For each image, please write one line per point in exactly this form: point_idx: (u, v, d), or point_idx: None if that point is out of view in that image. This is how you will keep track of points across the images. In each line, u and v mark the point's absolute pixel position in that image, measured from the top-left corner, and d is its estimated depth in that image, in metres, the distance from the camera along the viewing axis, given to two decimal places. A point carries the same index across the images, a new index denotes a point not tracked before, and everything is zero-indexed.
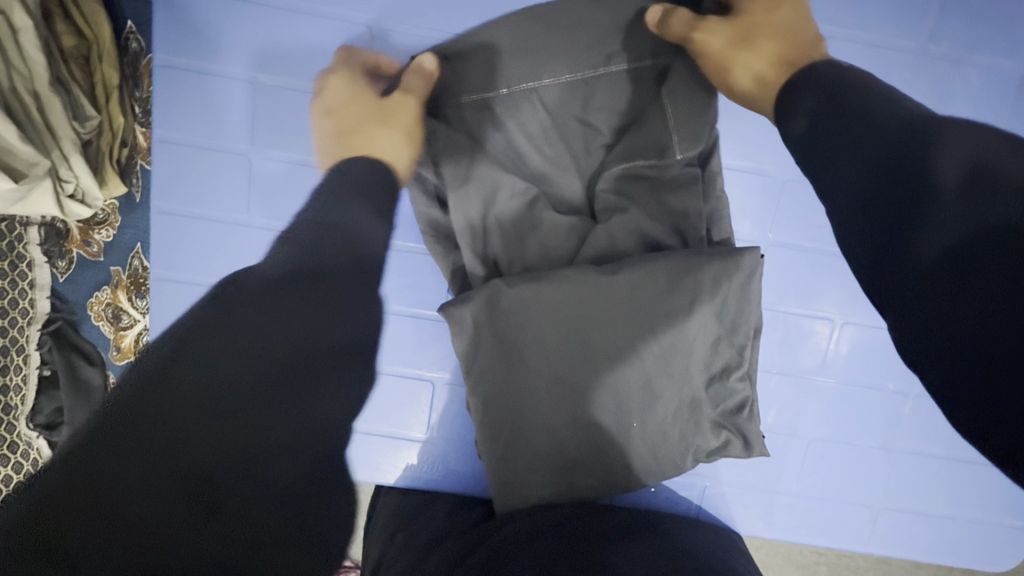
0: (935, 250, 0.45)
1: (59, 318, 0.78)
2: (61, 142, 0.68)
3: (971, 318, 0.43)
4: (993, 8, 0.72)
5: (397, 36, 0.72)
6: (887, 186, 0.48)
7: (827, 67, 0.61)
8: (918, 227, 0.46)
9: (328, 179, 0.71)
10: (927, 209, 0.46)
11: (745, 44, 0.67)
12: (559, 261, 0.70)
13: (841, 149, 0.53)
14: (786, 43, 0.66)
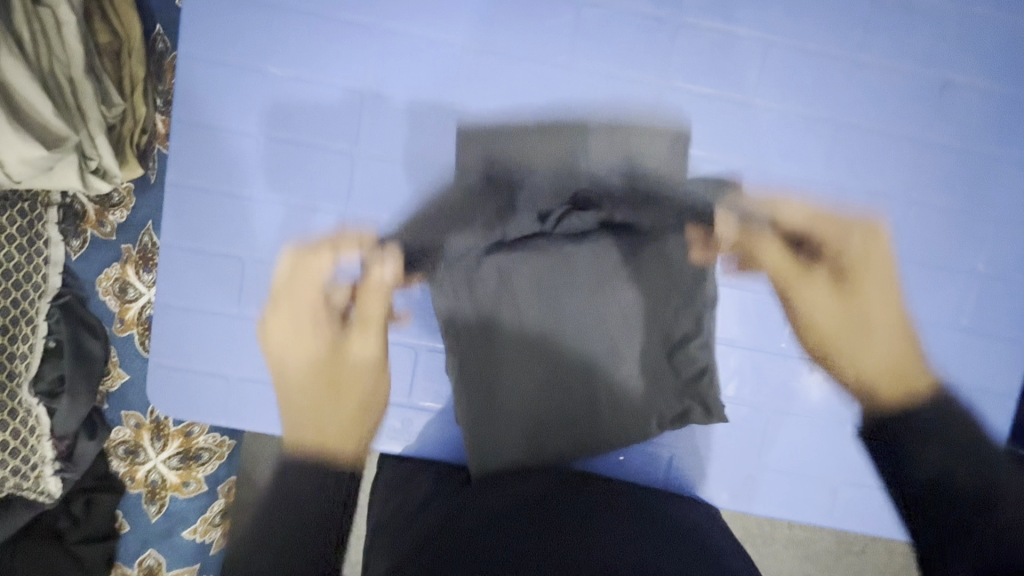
0: (922, 481, 0.58)
1: (69, 295, 0.83)
2: (89, 124, 0.71)
3: (955, 534, 0.55)
4: (1014, 20, 0.67)
5: (404, 29, 0.67)
6: (890, 440, 0.61)
7: (940, 404, 0.62)
8: (910, 462, 0.59)
9: (305, 158, 0.68)
10: (913, 467, 0.58)
11: (860, 311, 0.68)
12: (535, 230, 0.68)
13: (883, 420, 0.63)
14: (873, 327, 0.69)
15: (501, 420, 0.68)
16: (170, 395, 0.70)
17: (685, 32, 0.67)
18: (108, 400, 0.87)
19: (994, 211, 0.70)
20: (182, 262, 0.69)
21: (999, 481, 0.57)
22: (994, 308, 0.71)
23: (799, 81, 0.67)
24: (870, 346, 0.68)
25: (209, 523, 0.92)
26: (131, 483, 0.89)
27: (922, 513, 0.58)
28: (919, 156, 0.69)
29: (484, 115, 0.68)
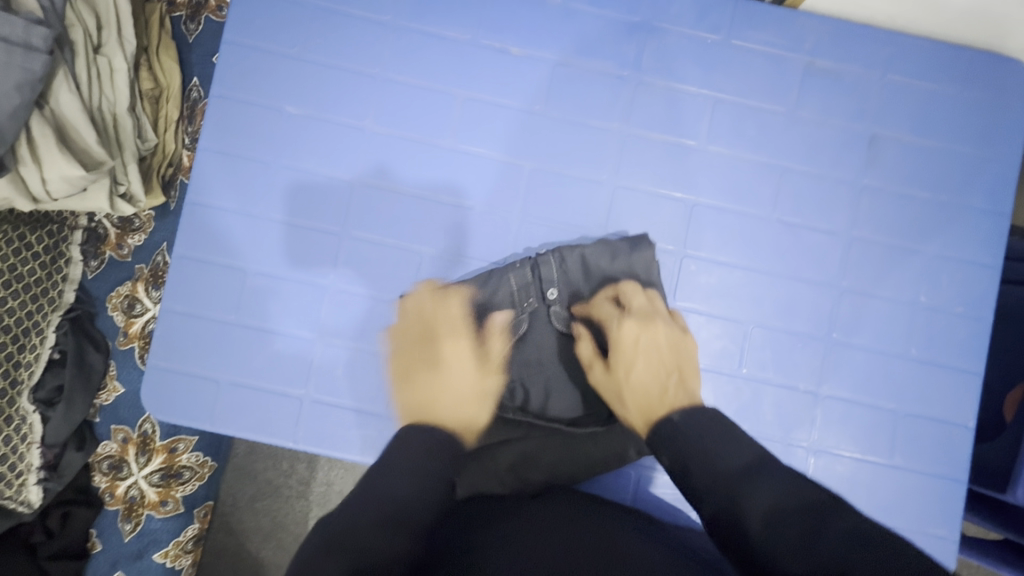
0: (741, 460, 0.51)
1: (80, 310, 0.89)
2: (124, 153, 0.82)
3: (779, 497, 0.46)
4: (925, 87, 0.78)
5: (402, 78, 0.78)
6: (706, 433, 0.55)
7: (684, 419, 0.57)
8: (729, 452, 0.52)
9: (308, 184, 0.77)
10: (728, 442, 0.53)
11: (619, 401, 0.67)
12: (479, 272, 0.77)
13: (699, 426, 0.56)
14: (646, 394, 0.63)
15: (488, 463, 0.70)
16: (163, 400, 0.74)
17: (642, 89, 0.78)
18: (100, 413, 0.90)
19: (929, 250, 0.77)
20: (193, 272, 0.76)
21: (691, 457, 0.52)
22: (938, 340, 0.76)
23: (744, 133, 0.78)
24: (632, 394, 0.65)
25: (180, 548, 0.92)
26: (109, 499, 0.89)
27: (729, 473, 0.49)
28: (856, 200, 0.77)
29: (467, 151, 0.78)
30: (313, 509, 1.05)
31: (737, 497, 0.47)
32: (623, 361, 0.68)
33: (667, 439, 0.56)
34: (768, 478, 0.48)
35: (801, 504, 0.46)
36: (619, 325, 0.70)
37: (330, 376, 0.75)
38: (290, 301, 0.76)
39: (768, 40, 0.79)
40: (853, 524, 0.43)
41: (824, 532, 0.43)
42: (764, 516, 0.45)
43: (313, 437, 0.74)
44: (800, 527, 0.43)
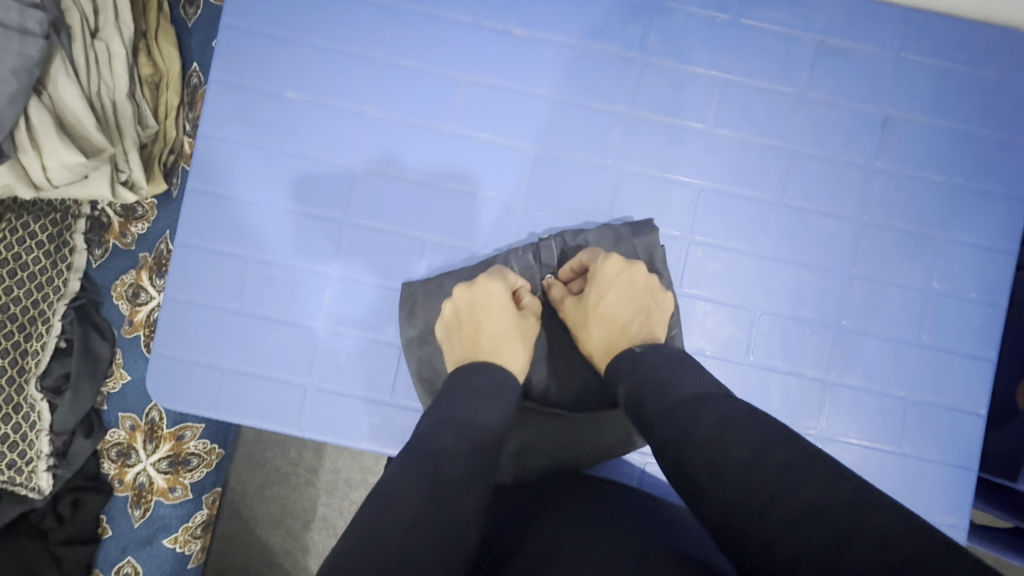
0: (692, 395, 0.54)
1: (84, 299, 0.88)
2: (125, 140, 0.82)
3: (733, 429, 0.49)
4: (942, 66, 0.76)
5: (403, 61, 0.77)
6: (661, 374, 0.58)
7: (650, 350, 0.62)
8: (682, 388, 0.55)
9: (309, 170, 0.76)
10: (682, 382, 0.56)
11: (582, 326, 0.69)
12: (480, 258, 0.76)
13: (656, 369, 0.59)
14: (613, 329, 0.67)
15: None
16: (168, 388, 0.75)
17: (648, 71, 0.77)
18: (108, 401, 0.90)
19: (943, 235, 0.75)
20: (195, 260, 0.76)
21: (647, 394, 0.56)
22: (950, 326, 0.75)
23: (753, 116, 0.76)
24: (599, 327, 0.68)
25: (190, 534, 0.94)
26: (118, 485, 0.90)
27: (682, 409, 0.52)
28: (868, 185, 0.76)
29: (470, 136, 0.77)
30: (321, 495, 1.05)
31: (687, 421, 0.51)
32: (598, 290, 0.70)
33: (626, 371, 0.61)
34: (719, 404, 0.52)
35: (751, 426, 0.49)
36: (603, 259, 0.71)
37: (334, 363, 0.75)
38: (292, 288, 0.76)
39: (779, 19, 0.77)
40: (796, 447, 0.47)
41: (773, 451, 0.46)
42: (711, 435, 0.49)
43: (318, 425, 0.74)
44: (748, 447, 0.47)
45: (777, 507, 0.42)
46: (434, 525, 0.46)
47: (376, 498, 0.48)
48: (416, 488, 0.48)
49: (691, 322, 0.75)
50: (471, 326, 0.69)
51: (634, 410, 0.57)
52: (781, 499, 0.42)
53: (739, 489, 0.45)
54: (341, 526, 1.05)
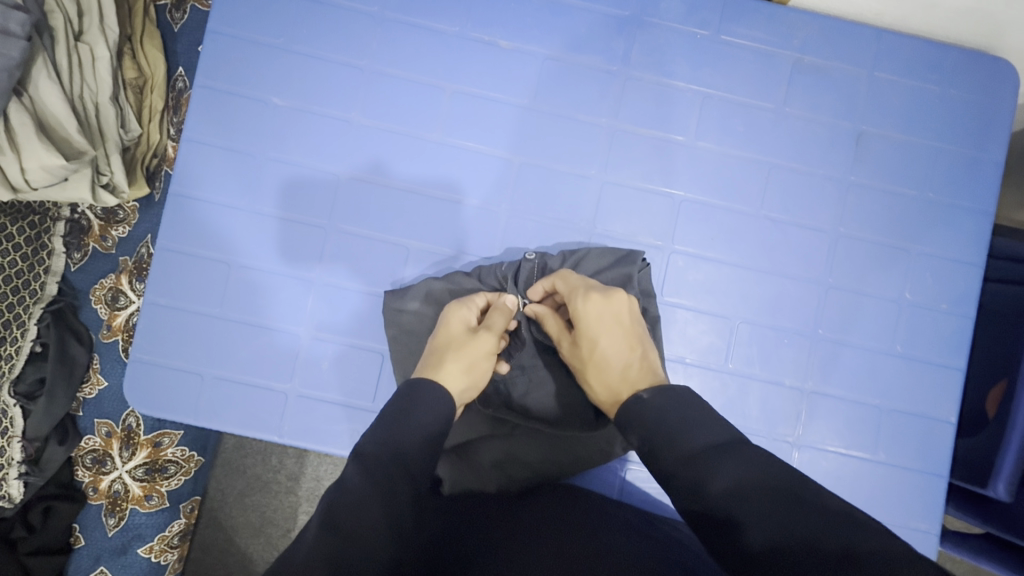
0: (703, 441, 0.48)
1: (62, 302, 0.87)
2: (107, 144, 0.81)
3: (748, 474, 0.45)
4: (912, 84, 0.79)
5: (389, 70, 0.78)
6: (670, 419, 0.51)
7: (657, 395, 0.54)
8: (694, 432, 0.49)
9: (294, 176, 0.76)
10: (692, 427, 0.49)
11: (582, 376, 0.66)
12: (465, 266, 0.77)
13: (665, 411, 0.52)
14: (613, 374, 0.63)
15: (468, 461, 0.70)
16: (147, 394, 0.74)
17: (631, 84, 0.78)
18: (83, 407, 0.89)
19: (916, 248, 0.78)
20: (176, 265, 0.75)
21: (657, 441, 0.50)
22: (922, 336, 0.77)
23: (733, 130, 0.78)
24: (598, 376, 0.64)
25: (167, 543, 0.91)
26: (92, 494, 0.88)
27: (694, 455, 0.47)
28: (844, 197, 0.78)
29: (455, 144, 0.77)
30: (302, 504, 1.04)
31: (703, 476, 0.45)
32: (585, 334, 0.66)
33: (633, 418, 0.54)
34: (736, 453, 0.46)
35: (767, 482, 0.44)
36: (581, 299, 0.66)
37: (316, 369, 0.75)
38: (274, 293, 0.75)
39: (757, 36, 0.79)
40: (818, 504, 0.42)
41: (791, 511, 0.42)
42: (725, 495, 0.44)
43: (299, 431, 0.74)
44: (765, 506, 0.42)
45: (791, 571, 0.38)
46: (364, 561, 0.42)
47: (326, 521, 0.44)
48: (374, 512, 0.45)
49: (673, 331, 0.76)
50: (438, 361, 0.65)
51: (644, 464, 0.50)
52: (802, 562, 0.38)
53: (764, 538, 0.41)
54: None
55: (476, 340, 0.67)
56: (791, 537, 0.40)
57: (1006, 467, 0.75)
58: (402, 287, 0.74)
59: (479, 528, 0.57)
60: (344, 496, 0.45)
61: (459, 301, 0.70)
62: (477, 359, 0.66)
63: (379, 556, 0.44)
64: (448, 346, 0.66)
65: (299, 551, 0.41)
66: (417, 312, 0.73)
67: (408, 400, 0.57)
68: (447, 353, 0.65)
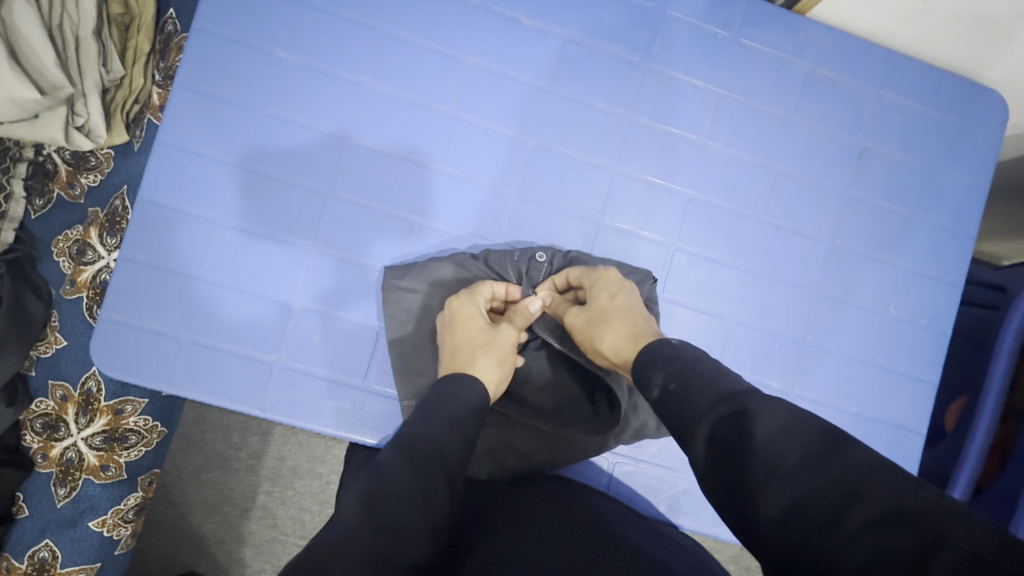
0: (739, 385, 0.46)
1: (18, 252, 0.80)
2: (85, 81, 0.77)
3: (792, 420, 0.42)
4: (914, 107, 0.81)
5: (406, 35, 0.74)
6: (702, 369, 0.49)
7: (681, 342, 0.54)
8: (729, 380, 0.46)
9: (296, 136, 0.72)
10: (725, 378, 0.47)
11: (599, 325, 0.64)
12: (471, 247, 0.75)
13: (699, 362, 0.50)
14: (632, 324, 0.62)
15: None
16: (116, 356, 0.68)
17: (651, 77, 0.78)
18: (36, 366, 0.82)
19: (903, 264, 0.81)
20: (158, 219, 0.70)
21: (697, 381, 0.47)
22: (902, 349, 0.80)
23: (744, 133, 0.79)
24: (616, 327, 0.62)
25: (120, 517, 0.84)
26: (41, 461, 0.81)
27: (731, 398, 0.44)
28: (841, 210, 0.80)
29: (469, 119, 0.75)
30: (264, 483, 1.00)
31: (743, 419, 0.42)
32: (605, 292, 0.66)
33: (667, 359, 0.52)
34: (779, 398, 0.43)
35: (809, 427, 0.41)
36: (603, 269, 0.68)
37: (305, 342, 0.71)
38: (266, 260, 0.71)
39: (775, 43, 0.80)
40: (862, 452, 0.39)
41: (833, 458, 0.39)
42: (770, 438, 0.40)
43: (282, 406, 0.70)
44: (808, 450, 0.39)
45: (817, 523, 0.36)
46: (402, 550, 0.42)
47: (367, 508, 0.43)
48: (414, 499, 0.45)
49: (671, 327, 0.76)
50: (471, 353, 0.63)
51: (676, 404, 0.47)
52: (834, 510, 0.36)
53: (796, 491, 0.38)
54: (282, 517, 1.00)
55: (499, 331, 0.66)
56: (829, 487, 0.37)
57: (962, 477, 0.78)
58: (403, 266, 0.72)
59: (496, 514, 0.58)
60: (386, 484, 0.45)
61: (469, 293, 0.68)
62: (505, 350, 0.66)
63: (417, 553, 0.43)
64: (473, 342, 0.65)
65: (338, 535, 0.41)
66: (415, 288, 0.71)
67: (450, 391, 0.56)
68: (475, 349, 0.64)
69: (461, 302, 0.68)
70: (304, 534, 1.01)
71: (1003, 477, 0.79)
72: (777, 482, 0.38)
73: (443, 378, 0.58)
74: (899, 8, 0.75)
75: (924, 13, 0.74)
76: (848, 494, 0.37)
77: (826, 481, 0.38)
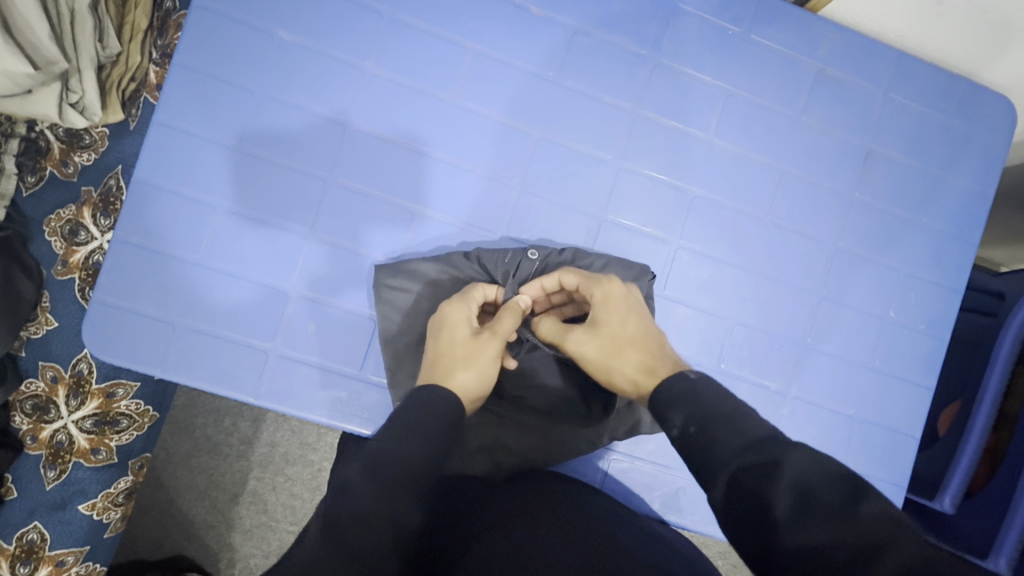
0: (760, 428, 0.46)
1: (10, 230, 0.78)
2: (80, 57, 0.75)
3: (814, 466, 0.43)
4: (921, 110, 0.81)
5: (411, 20, 0.73)
6: (721, 409, 0.48)
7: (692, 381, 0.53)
8: (745, 423, 0.47)
9: (296, 121, 0.71)
10: (743, 420, 0.47)
11: (615, 357, 0.61)
12: (470, 240, 0.74)
13: (720, 402, 0.49)
14: (647, 354, 0.60)
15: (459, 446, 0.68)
16: (108, 338, 0.67)
17: (659, 71, 0.77)
18: (26, 347, 0.80)
19: (904, 268, 0.80)
20: (153, 201, 0.68)
21: (717, 422, 0.47)
22: (900, 354, 0.80)
23: (751, 131, 0.78)
24: (632, 361, 0.60)
25: (110, 501, 0.84)
26: (30, 443, 0.80)
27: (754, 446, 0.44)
28: (845, 212, 0.80)
29: (474, 109, 0.74)
30: (254, 469, 0.99)
31: (767, 466, 0.42)
32: (615, 316, 0.63)
33: (683, 398, 0.51)
34: (799, 443, 0.44)
35: (832, 474, 0.42)
36: (608, 281, 0.65)
37: (301, 330, 0.70)
38: (264, 245, 0.70)
39: (785, 41, 0.79)
40: (881, 503, 0.40)
41: (856, 507, 0.40)
42: (794, 489, 0.41)
43: (276, 394, 0.69)
44: (828, 503, 0.40)
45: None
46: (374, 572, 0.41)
47: (340, 530, 0.42)
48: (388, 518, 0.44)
49: (670, 326, 0.76)
50: (448, 365, 0.61)
51: (696, 448, 0.47)
52: (856, 556, 0.37)
53: (817, 536, 0.39)
54: (272, 503, 0.99)
55: (481, 343, 0.63)
56: (852, 532, 0.38)
57: (954, 481, 0.78)
58: (403, 261, 0.71)
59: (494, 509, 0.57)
60: (349, 503, 0.44)
61: (462, 300, 0.66)
62: (485, 364, 0.62)
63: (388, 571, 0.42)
64: (454, 352, 0.62)
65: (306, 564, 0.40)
66: (414, 277, 0.70)
67: (422, 407, 0.54)
68: (454, 361, 0.61)
69: (448, 306, 0.66)
70: (293, 521, 1.00)
71: (993, 483, 0.80)
72: (797, 529, 0.39)
73: (419, 392, 0.56)
74: (912, 8, 0.74)
75: (938, 15, 0.74)
76: (866, 547, 0.37)
77: (850, 530, 0.38)
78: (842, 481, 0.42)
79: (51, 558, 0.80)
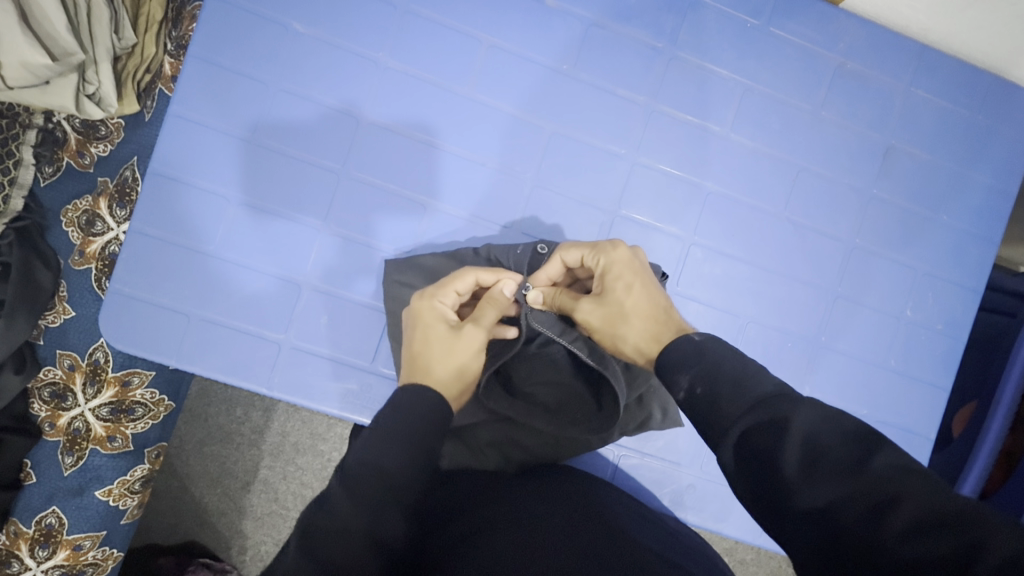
0: (767, 385, 0.43)
1: (28, 220, 0.79)
2: (97, 48, 0.76)
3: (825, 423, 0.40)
4: (944, 105, 0.79)
5: (425, 12, 0.72)
6: (728, 371, 0.45)
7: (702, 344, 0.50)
8: (753, 383, 0.44)
9: (308, 112, 0.71)
10: (749, 380, 0.44)
11: (620, 325, 0.58)
12: (481, 234, 0.73)
13: (728, 361, 0.46)
14: (654, 321, 0.57)
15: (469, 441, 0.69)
16: (124, 328, 0.67)
17: (676, 65, 0.76)
18: (44, 335, 0.81)
19: (922, 267, 0.79)
20: (168, 193, 0.69)
21: (721, 382, 0.44)
22: (915, 354, 0.79)
23: (768, 126, 0.77)
24: (638, 329, 0.57)
25: (126, 487, 0.84)
26: (48, 429, 0.81)
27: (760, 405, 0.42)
28: (863, 210, 0.78)
29: (487, 101, 0.73)
30: (265, 458, 1.00)
31: (777, 425, 0.40)
32: (621, 283, 0.60)
33: (693, 358, 0.49)
34: (811, 399, 0.42)
35: (845, 429, 0.39)
36: (610, 248, 0.62)
37: (313, 322, 0.71)
38: (274, 235, 0.70)
39: (806, 34, 0.77)
40: (896, 457, 0.37)
41: (869, 464, 0.37)
42: (804, 449, 0.39)
43: (288, 384, 0.70)
44: (841, 459, 0.38)
45: (846, 533, 0.36)
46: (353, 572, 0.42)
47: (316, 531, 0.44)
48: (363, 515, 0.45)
49: None
50: (423, 361, 0.58)
51: (703, 409, 0.45)
52: (863, 516, 0.36)
53: (826, 493, 0.37)
54: (282, 491, 1.01)
55: (460, 337, 0.60)
56: (861, 488, 0.36)
57: (967, 484, 0.77)
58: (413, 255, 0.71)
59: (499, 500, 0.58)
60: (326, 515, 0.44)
61: (433, 294, 0.62)
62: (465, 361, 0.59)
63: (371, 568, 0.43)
64: (433, 347, 0.59)
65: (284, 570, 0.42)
66: (424, 271, 0.70)
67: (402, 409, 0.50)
68: (430, 355, 0.58)
69: (422, 299, 0.62)
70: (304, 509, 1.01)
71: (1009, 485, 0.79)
72: (808, 488, 0.38)
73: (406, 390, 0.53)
74: None
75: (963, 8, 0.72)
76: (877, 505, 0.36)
77: (858, 489, 0.36)
78: (855, 435, 0.39)
79: (69, 542, 0.82)
